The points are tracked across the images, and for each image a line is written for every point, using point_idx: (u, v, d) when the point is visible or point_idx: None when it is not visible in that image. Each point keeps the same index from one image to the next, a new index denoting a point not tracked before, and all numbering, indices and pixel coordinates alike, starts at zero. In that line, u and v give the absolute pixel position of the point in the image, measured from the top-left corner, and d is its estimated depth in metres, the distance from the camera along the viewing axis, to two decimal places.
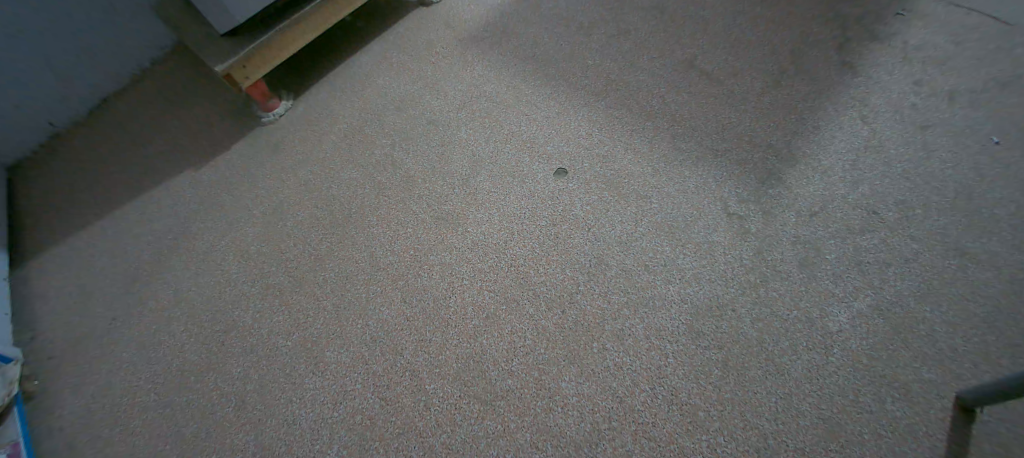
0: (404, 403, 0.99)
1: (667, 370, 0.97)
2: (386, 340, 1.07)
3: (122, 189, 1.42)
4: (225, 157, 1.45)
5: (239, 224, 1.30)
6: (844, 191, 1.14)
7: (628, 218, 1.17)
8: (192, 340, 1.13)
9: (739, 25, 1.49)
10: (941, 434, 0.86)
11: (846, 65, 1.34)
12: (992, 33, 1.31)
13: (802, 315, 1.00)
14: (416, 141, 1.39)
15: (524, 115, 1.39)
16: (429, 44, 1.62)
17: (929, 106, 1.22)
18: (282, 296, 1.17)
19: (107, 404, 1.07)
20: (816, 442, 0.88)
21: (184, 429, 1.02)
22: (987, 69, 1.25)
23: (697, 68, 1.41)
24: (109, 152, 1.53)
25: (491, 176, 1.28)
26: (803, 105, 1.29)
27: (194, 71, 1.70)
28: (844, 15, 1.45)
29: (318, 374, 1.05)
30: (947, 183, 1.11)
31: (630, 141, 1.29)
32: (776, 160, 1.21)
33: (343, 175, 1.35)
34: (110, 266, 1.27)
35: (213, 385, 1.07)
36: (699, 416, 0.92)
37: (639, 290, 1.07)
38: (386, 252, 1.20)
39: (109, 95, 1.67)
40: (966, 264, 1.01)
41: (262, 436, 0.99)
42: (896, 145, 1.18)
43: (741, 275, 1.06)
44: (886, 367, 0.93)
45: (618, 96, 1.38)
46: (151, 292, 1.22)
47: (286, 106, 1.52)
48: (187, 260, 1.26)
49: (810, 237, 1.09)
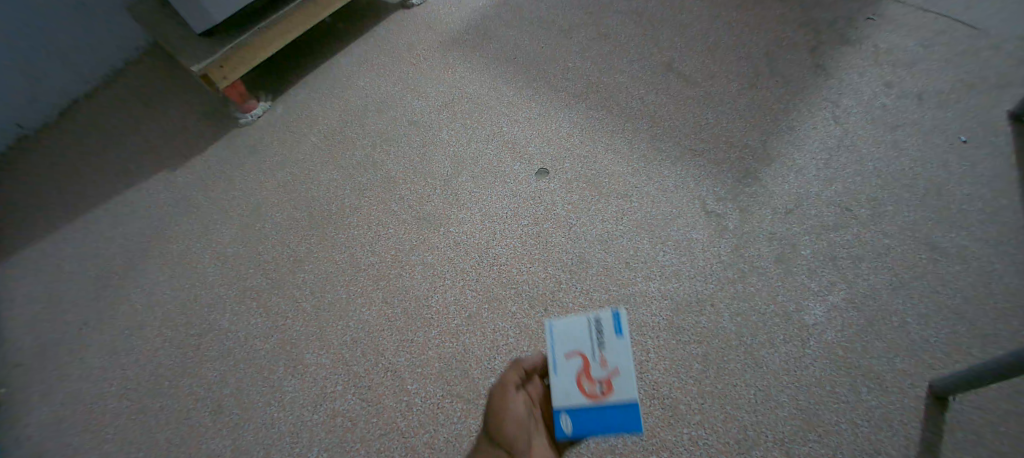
0: (385, 404, 0.98)
1: (648, 365, 0.99)
2: (367, 341, 1.06)
3: (94, 192, 1.39)
4: (202, 159, 1.43)
5: (217, 226, 1.28)
6: (818, 188, 1.17)
7: (609, 217, 1.18)
8: (166, 344, 1.11)
9: (715, 29, 1.53)
10: (915, 423, 0.88)
11: (819, 67, 1.38)
12: (957, 38, 1.36)
13: (780, 309, 1.02)
14: (398, 142, 1.39)
15: (506, 116, 1.40)
16: (411, 47, 1.62)
17: (898, 107, 1.27)
18: (260, 299, 1.15)
19: (76, 411, 1.03)
20: (795, 432, 0.89)
21: (158, 435, 0.99)
22: (953, 71, 1.30)
23: (675, 70, 1.44)
24: (81, 154, 1.49)
25: (473, 177, 1.29)
26: (778, 107, 1.32)
27: (170, 72, 1.67)
28: (817, 19, 1.49)
29: (297, 376, 1.03)
30: (917, 180, 1.15)
31: (611, 141, 1.31)
32: (752, 159, 1.23)
33: (324, 177, 1.34)
34: (81, 271, 1.24)
35: (189, 389, 1.04)
36: (680, 409, 0.93)
37: (621, 286, 1.08)
38: (367, 253, 1.19)
39: (81, 96, 1.64)
40: (936, 258, 1.04)
41: (239, 440, 0.97)
42: (867, 144, 1.22)
43: (720, 271, 1.08)
44: (861, 359, 0.95)
45: (598, 98, 1.40)
46: (124, 296, 1.19)
47: (265, 108, 1.51)
48: (162, 263, 1.23)
49: (786, 234, 1.11)
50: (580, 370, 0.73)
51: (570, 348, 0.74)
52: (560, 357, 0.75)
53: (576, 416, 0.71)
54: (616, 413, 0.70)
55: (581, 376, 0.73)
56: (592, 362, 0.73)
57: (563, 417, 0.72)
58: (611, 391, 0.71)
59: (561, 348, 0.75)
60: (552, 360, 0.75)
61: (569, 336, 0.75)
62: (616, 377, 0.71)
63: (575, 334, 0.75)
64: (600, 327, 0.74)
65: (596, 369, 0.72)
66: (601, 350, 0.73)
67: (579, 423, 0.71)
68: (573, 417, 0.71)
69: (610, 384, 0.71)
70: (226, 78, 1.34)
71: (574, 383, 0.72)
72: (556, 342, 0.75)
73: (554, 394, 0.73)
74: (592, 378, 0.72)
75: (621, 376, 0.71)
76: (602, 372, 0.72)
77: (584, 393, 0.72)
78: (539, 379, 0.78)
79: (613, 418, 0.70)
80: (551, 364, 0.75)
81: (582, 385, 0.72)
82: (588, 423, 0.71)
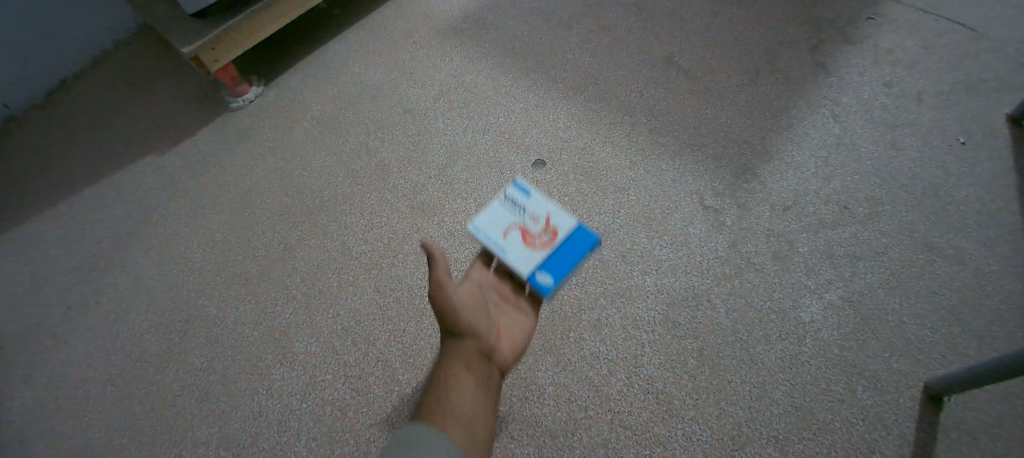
0: (376, 394, 0.97)
1: (643, 359, 0.97)
2: (357, 330, 1.05)
3: (80, 175, 1.36)
4: (193, 143, 1.40)
5: (208, 211, 1.26)
6: (816, 186, 1.16)
7: (606, 209, 1.17)
8: (152, 330, 1.09)
9: (716, 24, 1.51)
10: (909, 423, 0.88)
11: (819, 65, 1.37)
12: (957, 40, 1.35)
13: (776, 305, 1.01)
14: (392, 130, 1.37)
15: (503, 106, 1.38)
16: (407, 35, 1.59)
17: (898, 107, 1.26)
18: (250, 285, 1.13)
19: (59, 397, 1.01)
20: (787, 430, 0.89)
21: (143, 422, 0.97)
22: (952, 73, 1.29)
23: (675, 64, 1.42)
24: (68, 136, 1.46)
25: (469, 166, 1.27)
26: (778, 103, 1.31)
27: (162, 55, 1.64)
28: (818, 18, 1.48)
29: (286, 364, 1.02)
30: (915, 180, 1.14)
31: (608, 134, 1.30)
32: (751, 154, 1.22)
33: (317, 163, 1.32)
34: (68, 254, 1.22)
35: (175, 376, 1.02)
36: (674, 405, 0.92)
37: (616, 279, 1.07)
38: (360, 241, 1.17)
39: (69, 78, 1.60)
40: (933, 258, 1.04)
41: (226, 429, 0.96)
42: (866, 142, 1.21)
43: (717, 266, 1.07)
44: (856, 357, 0.95)
45: (597, 90, 1.39)
46: (110, 281, 1.16)
47: (257, 93, 1.48)
48: (150, 248, 1.21)
49: (783, 230, 1.10)
50: (523, 237, 0.88)
51: (505, 228, 0.89)
52: (501, 239, 0.88)
53: (546, 267, 0.85)
54: (567, 245, 0.87)
55: (527, 239, 0.88)
56: (526, 225, 0.89)
57: (540, 274, 0.84)
58: (553, 235, 0.88)
59: (499, 232, 0.89)
60: (498, 243, 0.87)
61: (500, 221, 0.90)
62: (551, 222, 0.89)
63: (503, 217, 0.90)
64: (513, 202, 0.92)
65: (535, 227, 0.89)
66: (530, 212, 0.90)
67: (551, 268, 0.85)
68: (547, 270, 0.85)
69: (551, 228, 0.89)
70: (218, 62, 1.32)
71: (527, 246, 0.87)
72: (494, 230, 0.89)
73: (518, 260, 0.85)
74: (535, 235, 0.88)
75: (554, 219, 0.89)
76: (538, 227, 0.89)
77: (540, 248, 0.87)
78: (478, 270, 0.92)
79: (568, 250, 0.87)
80: (498, 249, 0.87)
81: (533, 244, 0.87)
82: (557, 265, 0.86)
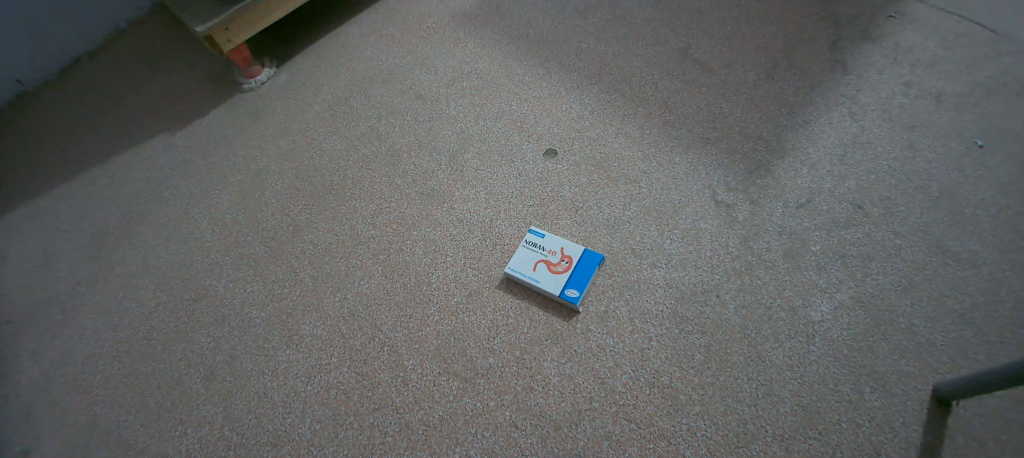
0: (381, 379, 0.97)
1: (650, 353, 0.96)
2: (364, 314, 1.05)
3: (91, 152, 1.36)
4: (203, 123, 1.40)
5: (217, 192, 1.26)
6: (831, 184, 1.14)
7: (616, 201, 1.16)
8: (161, 308, 1.09)
9: (734, 18, 1.49)
10: (918, 426, 0.85)
11: (837, 62, 1.34)
12: (979, 41, 1.32)
13: (786, 303, 1.00)
14: (403, 115, 1.36)
15: (515, 95, 1.37)
16: (420, 20, 1.58)
17: (916, 107, 1.23)
18: (258, 267, 1.13)
19: (68, 371, 1.02)
20: (794, 429, 0.87)
21: (148, 399, 0.98)
22: (974, 74, 1.26)
23: (691, 57, 1.40)
24: (80, 114, 1.46)
25: (480, 154, 1.26)
26: (795, 99, 1.29)
27: (175, 35, 1.63)
28: (838, 14, 1.45)
29: (293, 347, 1.02)
30: (931, 181, 1.12)
31: (621, 125, 1.28)
32: (765, 150, 1.21)
33: (326, 146, 1.31)
34: (77, 230, 1.22)
35: (182, 355, 1.03)
36: (680, 399, 0.91)
37: (625, 273, 1.06)
38: (368, 225, 1.17)
39: (83, 55, 1.60)
40: (947, 261, 1.02)
41: (230, 409, 0.96)
42: (882, 142, 1.19)
43: (727, 262, 1.06)
44: (866, 358, 0.93)
45: (611, 81, 1.37)
46: (119, 258, 1.17)
47: (269, 74, 1.48)
48: (159, 226, 1.21)
49: (796, 228, 1.09)
50: (545, 267, 1.04)
51: (529, 263, 1.05)
52: (529, 272, 1.04)
53: (571, 283, 1.02)
54: (583, 264, 1.04)
55: (550, 268, 1.04)
56: (546, 257, 1.05)
57: (568, 290, 1.01)
58: (569, 259, 1.05)
59: (525, 267, 1.05)
60: (528, 275, 1.04)
61: (524, 257, 1.06)
62: (566, 249, 1.06)
63: (526, 255, 1.07)
64: (530, 242, 1.08)
65: (553, 257, 1.05)
66: (546, 246, 1.07)
67: (576, 284, 1.01)
68: (573, 285, 1.01)
69: (567, 254, 1.05)
70: (231, 41, 1.31)
71: (551, 272, 1.03)
72: (521, 266, 1.05)
73: (547, 284, 1.02)
74: (556, 263, 1.05)
75: (567, 247, 1.06)
76: (555, 257, 1.05)
77: (563, 271, 1.03)
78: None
79: (585, 268, 1.03)
80: (528, 280, 1.03)
81: (556, 270, 1.04)
82: (580, 280, 1.02)
